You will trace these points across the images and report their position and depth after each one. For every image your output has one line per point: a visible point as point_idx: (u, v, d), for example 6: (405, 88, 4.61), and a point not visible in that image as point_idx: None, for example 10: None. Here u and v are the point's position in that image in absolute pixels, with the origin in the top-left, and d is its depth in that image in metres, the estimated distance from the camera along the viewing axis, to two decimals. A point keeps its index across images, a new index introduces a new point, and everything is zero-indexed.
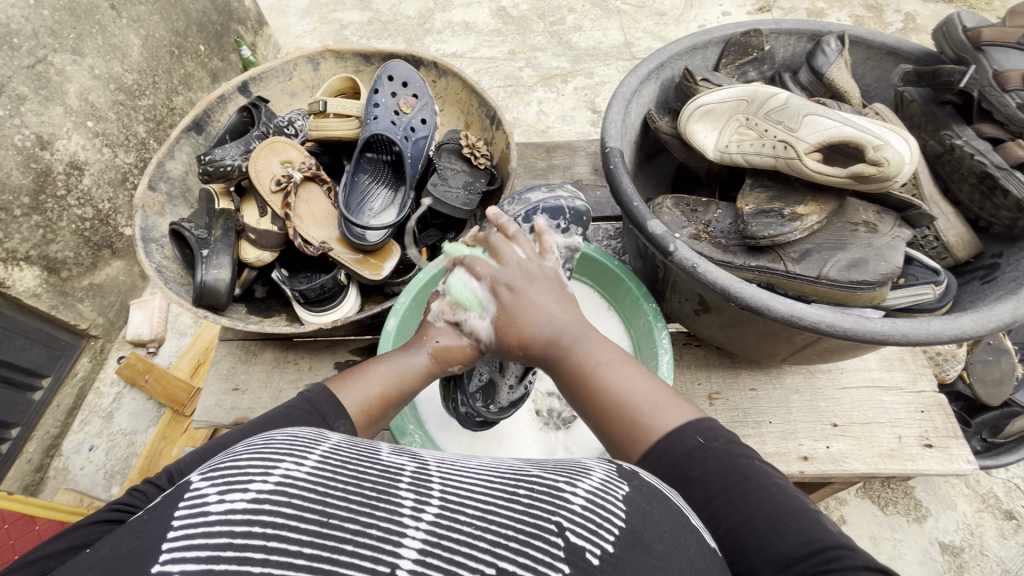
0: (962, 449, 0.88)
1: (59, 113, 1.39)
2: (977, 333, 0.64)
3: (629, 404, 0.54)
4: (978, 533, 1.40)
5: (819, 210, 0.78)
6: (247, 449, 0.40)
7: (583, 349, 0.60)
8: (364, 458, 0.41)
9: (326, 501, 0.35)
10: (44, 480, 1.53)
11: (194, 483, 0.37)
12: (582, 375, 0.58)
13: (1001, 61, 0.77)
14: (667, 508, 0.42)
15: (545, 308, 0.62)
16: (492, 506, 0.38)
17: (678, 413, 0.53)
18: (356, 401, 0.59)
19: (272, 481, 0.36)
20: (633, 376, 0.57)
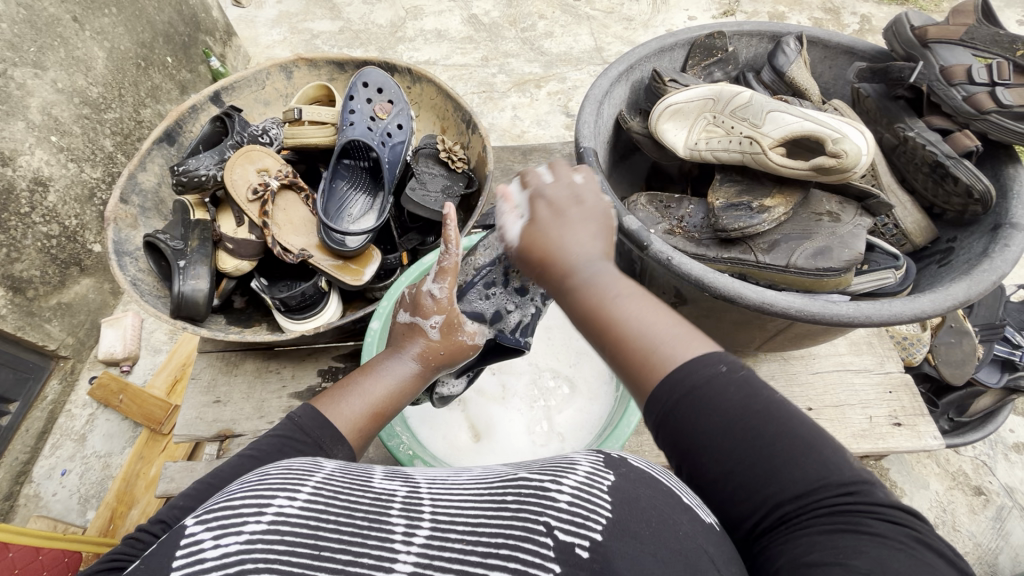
0: (928, 426, 0.92)
1: (20, 128, 1.36)
2: (935, 312, 0.67)
3: (642, 334, 0.47)
4: (949, 510, 1.46)
5: (785, 202, 0.82)
6: (242, 487, 0.39)
7: (597, 277, 0.51)
8: (356, 486, 0.41)
9: (319, 535, 0.35)
10: (14, 508, 1.47)
11: (189, 528, 0.36)
12: (598, 302, 0.50)
13: (947, 58, 0.83)
14: (655, 491, 0.42)
15: (581, 234, 0.53)
16: (482, 517, 0.38)
17: (695, 345, 0.46)
18: (349, 424, 0.57)
19: (266, 519, 0.35)
20: (647, 310, 0.49)
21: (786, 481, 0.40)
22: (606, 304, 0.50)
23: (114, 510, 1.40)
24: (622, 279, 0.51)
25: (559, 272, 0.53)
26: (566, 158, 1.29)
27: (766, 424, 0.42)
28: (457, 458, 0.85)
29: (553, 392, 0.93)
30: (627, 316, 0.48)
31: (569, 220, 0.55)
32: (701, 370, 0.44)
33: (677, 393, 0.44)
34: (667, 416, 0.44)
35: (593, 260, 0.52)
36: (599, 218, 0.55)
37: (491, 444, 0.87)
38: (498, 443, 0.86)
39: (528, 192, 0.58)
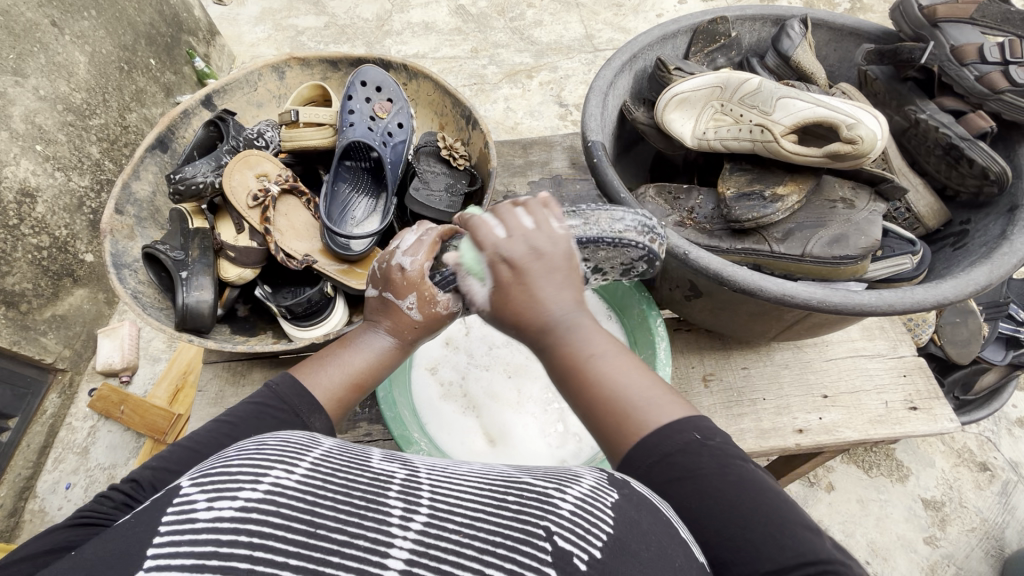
0: (944, 409, 0.92)
1: (3, 138, 1.32)
2: (957, 298, 0.67)
3: (622, 399, 0.50)
4: (956, 486, 1.47)
5: (798, 189, 0.81)
6: (240, 454, 0.39)
7: (577, 334, 0.54)
8: (354, 466, 0.40)
9: (315, 509, 0.34)
10: (20, 524, 1.45)
11: (183, 489, 0.36)
12: (576, 366, 0.53)
13: (956, 36, 0.82)
14: (656, 519, 0.42)
15: (552, 291, 0.55)
16: (481, 513, 0.38)
17: (671, 414, 0.49)
18: (326, 394, 0.56)
19: (261, 488, 0.35)
20: (628, 373, 0.51)
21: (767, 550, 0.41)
22: (586, 363, 0.52)
23: None
24: (596, 335, 0.54)
25: (535, 328, 0.55)
26: (567, 151, 1.28)
27: (741, 493, 0.45)
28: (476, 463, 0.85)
29: None
30: (610, 377, 0.51)
31: (535, 275, 0.55)
32: (681, 433, 0.47)
33: (654, 455, 0.47)
34: (654, 478, 0.46)
35: (569, 313, 0.54)
36: (570, 266, 0.57)
37: (509, 447, 0.86)
38: (516, 447, 0.86)
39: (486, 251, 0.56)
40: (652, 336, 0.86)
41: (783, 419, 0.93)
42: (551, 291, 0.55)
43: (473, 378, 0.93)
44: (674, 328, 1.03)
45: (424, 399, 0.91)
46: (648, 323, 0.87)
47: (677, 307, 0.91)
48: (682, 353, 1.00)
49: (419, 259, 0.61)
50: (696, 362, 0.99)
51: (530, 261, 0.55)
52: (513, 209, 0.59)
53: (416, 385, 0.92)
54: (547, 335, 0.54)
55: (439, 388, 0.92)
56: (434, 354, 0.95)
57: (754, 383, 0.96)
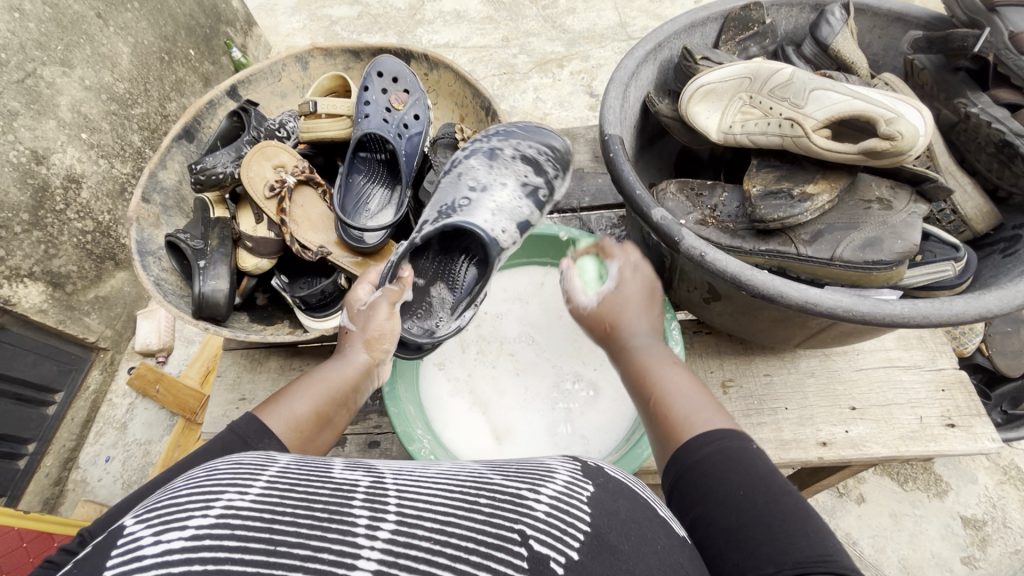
0: (985, 427, 0.86)
1: (52, 127, 1.38)
2: (1001, 311, 0.61)
3: (689, 411, 0.54)
4: (1001, 506, 1.38)
5: (830, 188, 0.75)
6: (188, 482, 0.37)
7: (646, 348, 0.63)
8: (314, 478, 0.38)
9: (273, 528, 0.32)
10: (63, 493, 1.54)
11: (128, 527, 0.33)
12: (640, 372, 0.61)
13: (1016, 22, 0.75)
14: (635, 503, 0.43)
15: (638, 319, 0.67)
16: (452, 516, 0.36)
17: (715, 417, 0.53)
18: (284, 421, 0.58)
19: (213, 513, 0.32)
20: (687, 387, 0.57)
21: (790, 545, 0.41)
22: (649, 370, 0.60)
23: None
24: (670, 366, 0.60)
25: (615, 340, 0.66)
26: (590, 144, 1.23)
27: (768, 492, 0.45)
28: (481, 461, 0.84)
29: (579, 393, 0.89)
30: (665, 381, 0.58)
31: (637, 304, 0.68)
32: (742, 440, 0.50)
33: (705, 451, 0.49)
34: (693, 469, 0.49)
35: (642, 333, 0.65)
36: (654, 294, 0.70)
37: (513, 447, 0.85)
38: (522, 448, 0.84)
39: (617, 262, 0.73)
40: (665, 339, 0.81)
41: (805, 430, 0.88)
42: (640, 321, 0.67)
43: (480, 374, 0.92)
44: (693, 330, 0.99)
45: (431, 393, 0.91)
46: (662, 325, 0.83)
47: (696, 309, 0.88)
48: (699, 357, 0.96)
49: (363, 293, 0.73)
50: (715, 367, 0.95)
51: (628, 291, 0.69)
52: (619, 249, 0.74)
53: (424, 379, 0.92)
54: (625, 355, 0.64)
55: (447, 384, 0.92)
56: (444, 349, 0.94)
57: (776, 392, 0.91)
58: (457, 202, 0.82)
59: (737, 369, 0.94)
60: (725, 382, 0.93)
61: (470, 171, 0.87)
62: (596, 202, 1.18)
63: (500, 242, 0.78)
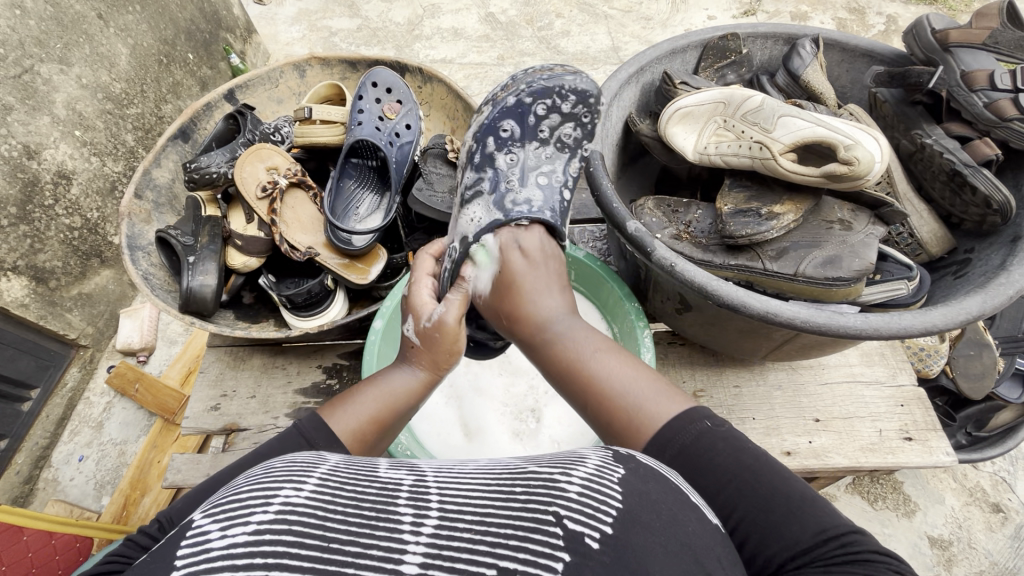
0: (941, 441, 0.90)
1: (46, 123, 1.40)
2: (946, 327, 0.65)
3: (622, 391, 0.55)
4: (966, 526, 1.41)
5: (795, 209, 0.80)
6: (249, 481, 0.40)
7: (567, 332, 0.62)
8: (362, 477, 0.42)
9: (326, 526, 0.36)
10: (34, 491, 1.52)
11: (197, 521, 0.37)
12: (571, 363, 0.60)
13: (969, 62, 0.80)
14: (668, 489, 0.44)
15: (545, 295, 0.66)
16: (490, 508, 0.39)
17: (667, 404, 0.54)
18: (344, 427, 0.56)
19: (272, 510, 0.36)
20: (623, 366, 0.58)
21: (788, 535, 0.45)
22: (580, 360, 0.59)
23: (128, 496, 1.43)
24: (587, 335, 0.61)
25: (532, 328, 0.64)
26: None
27: (748, 476, 0.49)
28: (453, 455, 0.87)
29: (550, 396, 0.94)
30: (597, 368, 0.58)
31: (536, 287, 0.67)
32: (694, 423, 0.52)
33: (666, 451, 0.51)
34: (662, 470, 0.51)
35: (559, 316, 0.64)
36: (553, 276, 0.69)
37: (484, 444, 0.89)
38: (492, 443, 0.89)
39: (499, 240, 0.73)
40: (637, 346, 0.85)
41: (771, 440, 0.92)
42: (550, 300, 0.66)
43: (463, 373, 0.97)
44: (668, 341, 1.03)
45: None
46: (635, 333, 0.87)
47: (668, 320, 0.92)
48: (673, 367, 1.00)
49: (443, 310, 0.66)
50: (687, 376, 0.98)
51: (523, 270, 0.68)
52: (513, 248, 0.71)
53: None
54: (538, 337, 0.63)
55: None
56: None
57: (745, 402, 0.95)
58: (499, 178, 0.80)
59: (708, 380, 0.97)
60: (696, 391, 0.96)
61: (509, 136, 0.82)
62: (580, 216, 1.22)
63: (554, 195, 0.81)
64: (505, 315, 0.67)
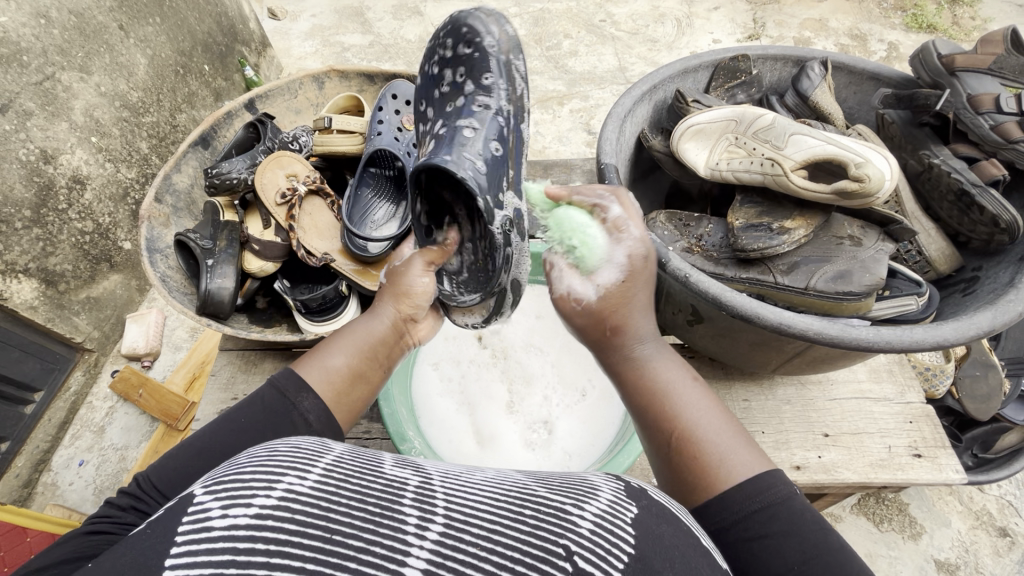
0: (950, 459, 0.90)
1: (64, 129, 1.42)
2: (957, 341, 0.66)
3: (704, 435, 0.53)
4: (972, 550, 1.40)
5: (806, 224, 0.82)
6: (252, 460, 0.39)
7: (651, 357, 0.59)
8: (367, 471, 0.40)
9: (330, 517, 0.34)
10: (32, 495, 1.51)
11: (198, 497, 0.36)
12: (651, 396, 0.57)
13: (974, 86, 0.82)
14: (678, 532, 0.42)
15: (644, 312, 0.62)
16: (498, 526, 0.37)
17: (747, 461, 0.51)
18: (318, 376, 0.60)
19: (275, 495, 0.35)
20: (705, 407, 0.55)
21: None
22: (663, 393, 0.56)
23: None
24: (676, 364, 0.59)
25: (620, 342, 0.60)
26: (586, 174, 1.30)
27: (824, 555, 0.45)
28: (462, 462, 0.88)
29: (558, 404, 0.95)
30: (689, 409, 0.55)
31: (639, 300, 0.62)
32: (780, 482, 0.49)
33: (753, 503, 0.48)
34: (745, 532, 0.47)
35: (644, 339, 0.60)
36: (647, 276, 0.63)
37: (493, 452, 0.89)
38: (502, 451, 0.89)
39: (600, 226, 0.64)
40: None
41: (780, 454, 0.92)
42: (645, 320, 0.62)
43: (472, 378, 0.98)
44: (677, 354, 1.04)
45: (423, 394, 0.96)
46: None
47: (679, 331, 0.93)
48: None
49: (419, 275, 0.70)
50: None
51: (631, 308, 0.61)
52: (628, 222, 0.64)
53: (417, 379, 0.98)
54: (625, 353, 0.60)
55: (439, 384, 0.98)
56: (439, 352, 1.01)
57: (754, 416, 0.95)
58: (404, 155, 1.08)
59: (717, 393, 0.98)
60: None
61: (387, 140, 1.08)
62: None
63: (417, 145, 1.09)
64: (596, 316, 0.61)
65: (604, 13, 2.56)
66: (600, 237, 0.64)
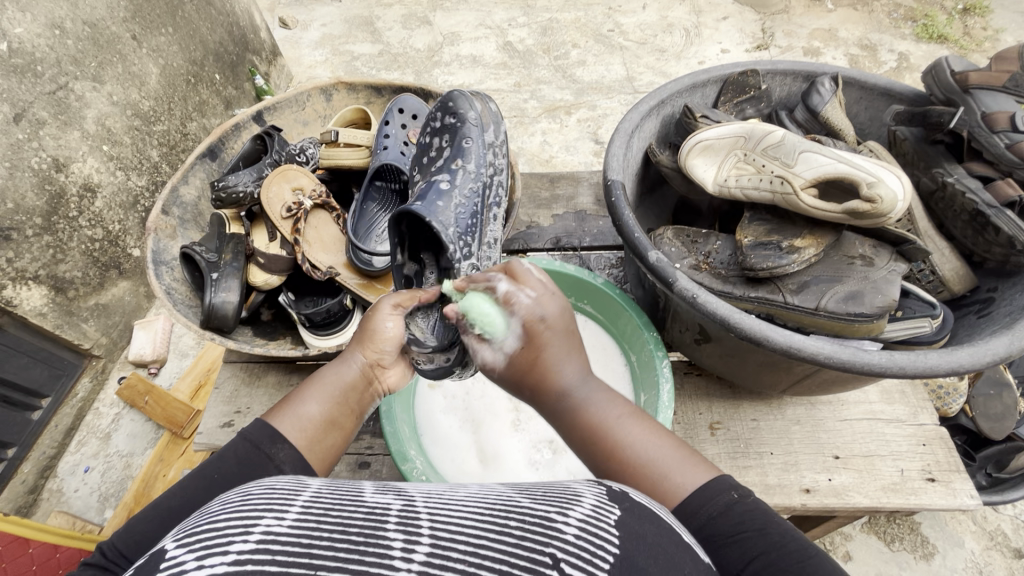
0: (965, 484, 0.88)
1: (76, 137, 1.44)
2: (973, 367, 0.65)
3: (648, 461, 0.54)
4: (988, 572, 1.37)
5: (816, 243, 0.80)
6: (225, 509, 0.38)
7: (587, 399, 0.59)
8: (347, 502, 0.39)
9: (312, 552, 0.33)
10: (37, 502, 1.51)
11: (171, 550, 0.34)
12: (596, 435, 0.57)
13: (989, 104, 0.81)
14: (660, 530, 0.43)
15: (567, 359, 0.60)
16: (483, 539, 0.37)
17: (694, 472, 0.53)
18: (293, 425, 0.59)
19: (253, 539, 0.34)
20: (646, 433, 0.57)
21: None
22: (606, 429, 0.57)
23: (132, 510, 1.42)
24: (611, 402, 0.59)
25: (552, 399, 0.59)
26: (593, 188, 1.29)
27: (779, 547, 0.47)
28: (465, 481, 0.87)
29: None
30: (627, 441, 0.56)
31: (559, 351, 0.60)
32: (725, 490, 0.51)
33: (706, 514, 0.50)
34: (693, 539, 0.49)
35: (580, 384, 0.59)
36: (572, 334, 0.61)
37: (496, 471, 0.88)
38: (506, 471, 0.88)
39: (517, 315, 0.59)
40: (655, 377, 0.85)
41: (789, 476, 0.90)
42: (570, 366, 0.60)
43: (477, 395, 0.97)
44: (684, 371, 1.02)
45: (426, 411, 0.95)
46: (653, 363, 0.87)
47: (686, 350, 0.91)
48: (689, 398, 0.99)
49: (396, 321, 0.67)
50: (704, 409, 0.97)
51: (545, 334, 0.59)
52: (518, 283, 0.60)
53: (420, 396, 0.97)
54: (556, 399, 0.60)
55: (442, 401, 0.97)
56: None
57: (763, 436, 0.94)
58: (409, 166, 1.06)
59: (725, 412, 0.96)
60: (713, 424, 0.95)
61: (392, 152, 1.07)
62: (596, 243, 1.23)
63: None
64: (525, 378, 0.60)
65: (613, 22, 2.56)
66: (501, 316, 0.60)
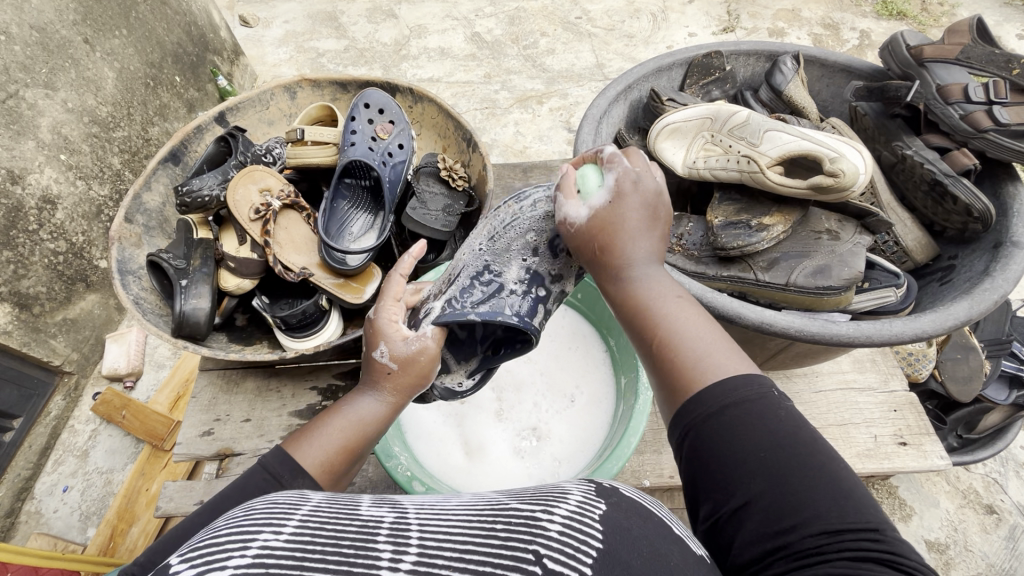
0: (934, 445, 0.91)
1: (30, 147, 1.38)
2: (936, 332, 0.67)
3: (689, 342, 0.52)
4: (961, 529, 1.42)
5: (784, 220, 0.82)
6: (228, 524, 0.36)
7: (645, 279, 0.59)
8: (341, 515, 0.38)
9: (304, 565, 0.32)
10: (15, 525, 1.46)
11: (172, 566, 0.32)
12: (644, 310, 0.57)
13: (943, 76, 0.83)
14: (645, 520, 0.42)
15: (642, 236, 0.60)
16: (469, 545, 0.35)
17: (733, 363, 0.50)
18: (311, 460, 0.56)
19: (250, 553, 0.32)
20: (695, 322, 0.54)
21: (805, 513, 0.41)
22: (650, 308, 0.57)
23: (115, 527, 1.38)
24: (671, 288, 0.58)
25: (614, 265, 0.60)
26: None
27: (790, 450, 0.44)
28: (451, 475, 0.88)
29: (548, 410, 0.94)
30: (672, 317, 0.55)
31: (634, 228, 0.61)
32: (758, 383, 0.47)
33: (720, 404, 0.47)
34: (705, 423, 0.47)
35: (645, 261, 0.60)
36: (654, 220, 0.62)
37: (481, 463, 0.89)
38: (490, 461, 0.89)
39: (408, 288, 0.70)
40: None
41: None
42: (643, 243, 0.61)
43: None
44: None
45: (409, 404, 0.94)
46: None
47: None
48: None
49: (393, 343, 0.62)
50: None
51: (629, 211, 0.61)
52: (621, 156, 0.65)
53: None
54: (620, 273, 0.60)
55: None
56: None
57: None
58: (382, 162, 1.06)
59: None
60: None
61: (362, 150, 1.05)
62: None
63: (392, 149, 1.08)
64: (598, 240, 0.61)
65: (580, 10, 2.55)
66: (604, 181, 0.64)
